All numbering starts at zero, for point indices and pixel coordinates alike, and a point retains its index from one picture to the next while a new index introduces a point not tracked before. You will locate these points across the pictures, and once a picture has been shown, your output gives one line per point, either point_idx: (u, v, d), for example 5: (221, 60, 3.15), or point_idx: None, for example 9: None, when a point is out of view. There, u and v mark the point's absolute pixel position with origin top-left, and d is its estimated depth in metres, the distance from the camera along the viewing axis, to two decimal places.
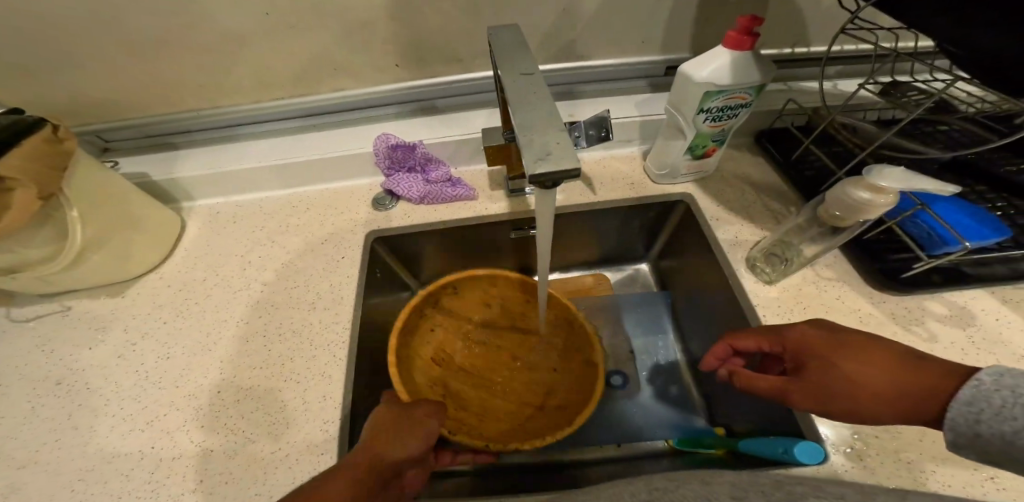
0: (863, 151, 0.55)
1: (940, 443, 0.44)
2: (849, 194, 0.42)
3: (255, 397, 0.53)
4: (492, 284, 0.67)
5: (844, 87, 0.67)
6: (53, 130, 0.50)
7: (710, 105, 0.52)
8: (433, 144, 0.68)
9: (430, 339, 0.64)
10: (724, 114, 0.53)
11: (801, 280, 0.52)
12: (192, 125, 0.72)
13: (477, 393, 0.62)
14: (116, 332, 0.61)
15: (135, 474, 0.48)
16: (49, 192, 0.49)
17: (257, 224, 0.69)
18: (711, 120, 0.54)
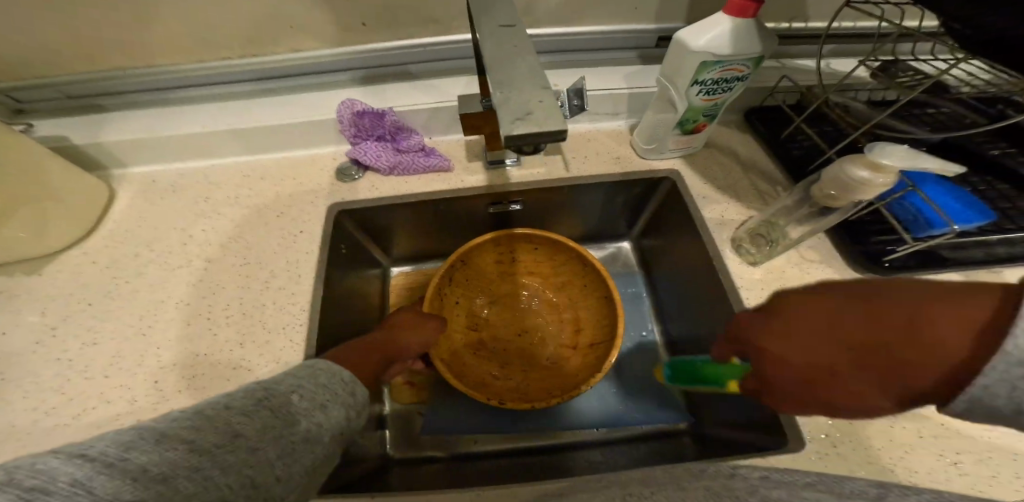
0: (857, 131, 0.54)
1: (909, 429, 0.44)
2: (847, 173, 0.40)
3: (199, 389, 0.47)
4: (495, 244, 0.62)
5: (840, 66, 0.66)
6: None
7: (705, 77, 0.49)
8: (405, 112, 0.63)
9: (456, 310, 0.61)
10: (719, 86, 0.51)
11: (788, 261, 0.51)
12: (122, 84, 0.63)
13: (515, 347, 0.61)
14: (33, 313, 0.53)
15: None
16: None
17: (202, 194, 0.62)
18: (705, 93, 0.51)
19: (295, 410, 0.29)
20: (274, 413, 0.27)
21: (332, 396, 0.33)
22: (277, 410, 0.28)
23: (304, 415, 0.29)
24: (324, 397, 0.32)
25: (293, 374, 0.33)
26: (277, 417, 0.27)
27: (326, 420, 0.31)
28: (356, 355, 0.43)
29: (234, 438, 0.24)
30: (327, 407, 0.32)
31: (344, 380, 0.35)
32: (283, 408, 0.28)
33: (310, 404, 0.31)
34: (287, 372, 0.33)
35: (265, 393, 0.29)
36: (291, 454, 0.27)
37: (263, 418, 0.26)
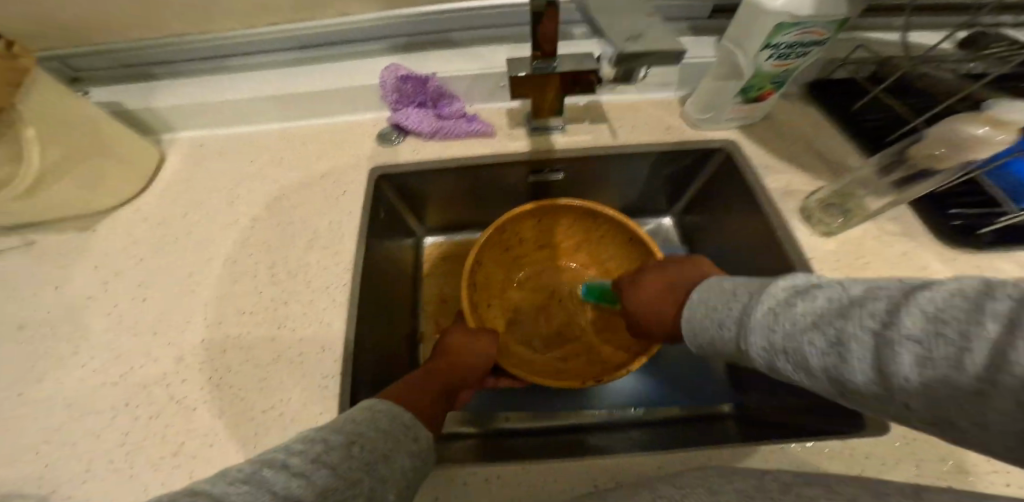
0: (946, 101, 0.49)
1: None
2: (960, 128, 0.38)
3: (244, 348, 0.47)
4: (501, 233, 0.58)
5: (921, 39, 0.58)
6: (7, 46, 0.42)
7: (780, 41, 0.45)
8: (448, 78, 0.60)
9: (492, 312, 0.60)
10: (793, 51, 0.46)
11: (862, 234, 0.47)
12: (171, 50, 0.63)
13: (559, 324, 0.61)
14: (86, 269, 0.54)
15: (105, 437, 0.42)
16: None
17: (247, 157, 0.62)
18: (777, 58, 0.47)
19: (360, 463, 0.26)
20: (343, 462, 0.25)
21: (396, 442, 0.29)
22: (346, 457, 0.25)
23: (372, 466, 0.26)
24: (387, 444, 0.29)
25: (354, 418, 0.30)
26: (345, 471, 0.24)
27: (393, 471, 0.28)
28: (423, 377, 0.42)
29: (298, 501, 0.21)
30: (392, 458, 0.28)
31: (406, 423, 0.31)
32: (348, 461, 0.25)
33: (378, 452, 0.28)
34: (350, 415, 0.31)
35: (328, 441, 0.26)
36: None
37: (332, 469, 0.24)
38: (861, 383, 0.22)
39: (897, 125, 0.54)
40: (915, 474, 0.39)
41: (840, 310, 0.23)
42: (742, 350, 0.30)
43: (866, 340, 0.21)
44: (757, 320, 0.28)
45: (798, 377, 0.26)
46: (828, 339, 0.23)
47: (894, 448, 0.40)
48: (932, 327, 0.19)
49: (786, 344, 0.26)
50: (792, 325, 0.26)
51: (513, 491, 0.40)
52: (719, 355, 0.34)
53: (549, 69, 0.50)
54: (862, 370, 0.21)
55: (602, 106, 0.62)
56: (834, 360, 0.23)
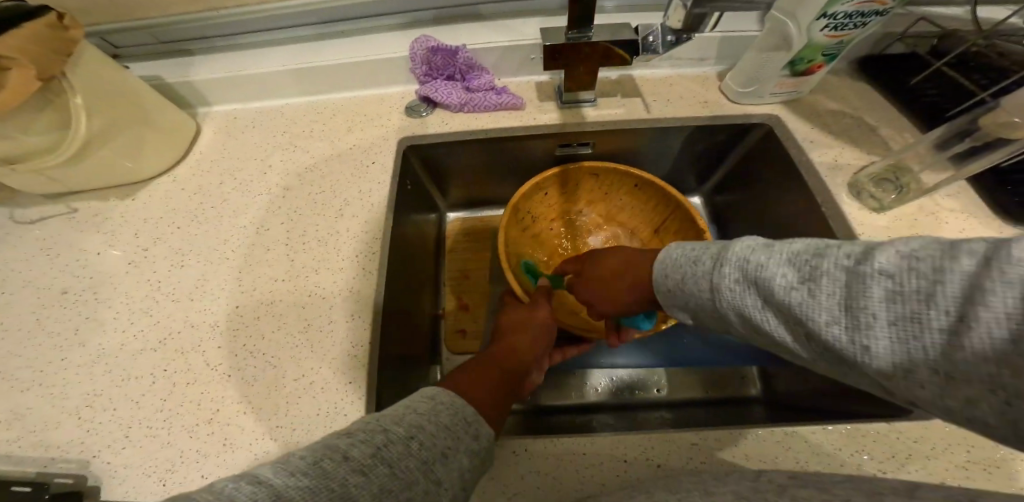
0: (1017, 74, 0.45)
1: None
2: None
3: (276, 316, 0.47)
4: (518, 211, 0.59)
5: (994, 10, 0.52)
6: (58, 17, 0.44)
7: (836, 10, 0.41)
8: (479, 50, 0.59)
9: None
10: (851, 21, 0.43)
11: (915, 211, 0.45)
12: (204, 26, 0.63)
13: None
14: (126, 236, 0.55)
15: (146, 401, 0.44)
16: (50, 74, 0.43)
17: (278, 129, 0.62)
18: (831, 29, 0.43)
19: (417, 464, 0.23)
20: (410, 456, 0.23)
21: (456, 440, 0.26)
22: (416, 452, 0.23)
23: (440, 460, 0.24)
24: (457, 435, 0.26)
25: (428, 400, 0.28)
26: (411, 466, 0.23)
27: (451, 473, 0.25)
28: (484, 360, 0.40)
29: None
30: (450, 457, 0.25)
31: (468, 418, 0.28)
32: (406, 461, 0.23)
33: (448, 443, 0.25)
34: (419, 398, 0.28)
35: (388, 436, 0.24)
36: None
37: (397, 463, 0.23)
38: (826, 320, 0.22)
39: (957, 97, 0.50)
40: (965, 460, 0.37)
41: (807, 250, 0.24)
42: (708, 289, 0.28)
43: (839, 277, 0.22)
44: (730, 254, 0.27)
45: (761, 317, 0.25)
46: (801, 274, 0.23)
47: (944, 434, 0.38)
48: (905, 265, 0.20)
49: (756, 278, 0.25)
50: (765, 261, 0.25)
51: (541, 465, 0.39)
52: (684, 302, 0.31)
53: (584, 38, 0.48)
54: (828, 305, 0.22)
55: (635, 80, 0.59)
56: (803, 296, 0.23)
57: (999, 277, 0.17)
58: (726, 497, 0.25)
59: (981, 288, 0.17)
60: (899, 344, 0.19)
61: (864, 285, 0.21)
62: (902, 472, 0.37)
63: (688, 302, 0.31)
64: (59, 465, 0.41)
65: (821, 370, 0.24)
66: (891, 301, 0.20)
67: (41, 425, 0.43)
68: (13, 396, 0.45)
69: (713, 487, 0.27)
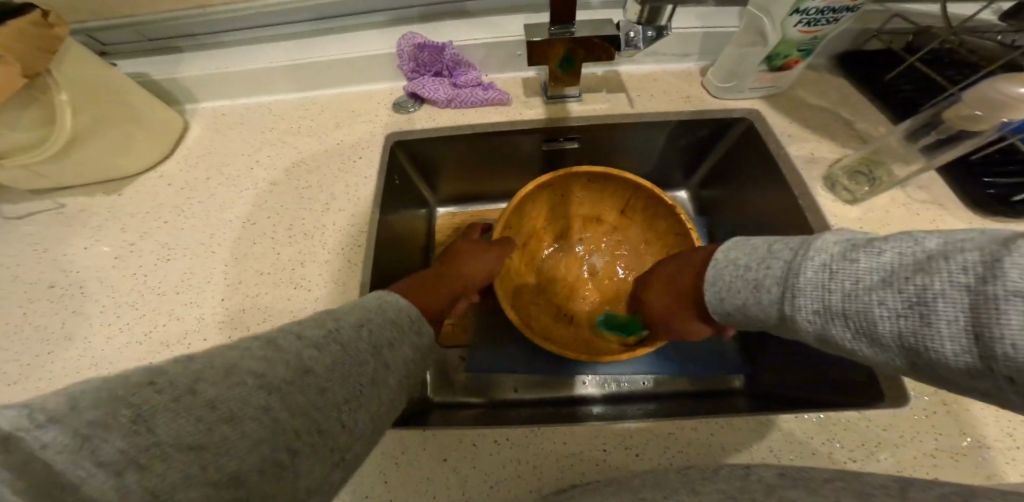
0: (987, 69, 0.47)
1: None
2: (999, 87, 0.35)
3: (262, 309, 0.48)
4: (520, 216, 0.59)
5: (966, 7, 0.54)
6: (43, 15, 0.44)
7: (808, 6, 0.43)
8: (464, 46, 0.60)
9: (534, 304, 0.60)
10: (824, 16, 0.44)
11: (888, 202, 0.46)
12: (191, 23, 0.63)
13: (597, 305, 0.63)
14: (113, 232, 0.55)
15: None
16: (32, 71, 0.43)
17: (266, 125, 0.63)
18: (805, 24, 0.45)
19: (358, 351, 0.26)
20: (339, 349, 0.25)
21: (395, 340, 0.28)
22: (344, 345, 0.25)
23: (371, 354, 0.26)
24: (393, 334, 0.29)
25: (363, 306, 0.29)
26: (342, 355, 0.24)
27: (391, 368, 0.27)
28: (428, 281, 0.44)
29: (296, 378, 0.22)
30: (388, 349, 0.27)
31: (405, 324, 0.30)
32: (349, 350, 0.25)
33: (377, 341, 0.27)
34: (358, 303, 0.30)
35: (331, 330, 0.26)
36: (361, 398, 0.24)
37: (330, 353, 0.24)
38: (951, 349, 0.21)
39: (931, 92, 0.51)
40: (934, 448, 0.38)
41: (909, 268, 0.23)
42: (785, 311, 0.29)
43: (954, 299, 0.21)
44: (807, 281, 0.27)
45: (862, 345, 0.25)
46: (906, 300, 0.23)
47: (913, 422, 0.39)
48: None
49: (848, 307, 0.25)
50: (852, 281, 0.25)
51: (523, 455, 0.40)
52: (751, 325, 0.33)
53: (566, 34, 0.49)
54: (949, 333, 0.21)
55: (619, 76, 0.60)
56: (913, 324, 0.22)
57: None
58: (711, 493, 0.25)
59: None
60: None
61: (982, 307, 0.20)
62: (871, 460, 0.38)
63: (754, 323, 0.32)
64: None
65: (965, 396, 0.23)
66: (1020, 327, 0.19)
67: None
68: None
69: (700, 484, 0.28)
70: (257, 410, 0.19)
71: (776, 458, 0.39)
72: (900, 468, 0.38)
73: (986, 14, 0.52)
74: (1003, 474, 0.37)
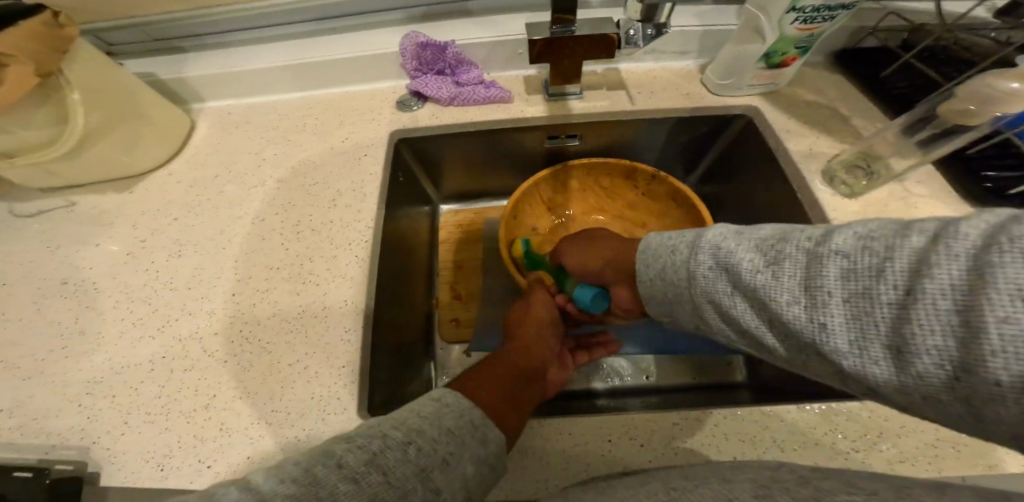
0: (981, 64, 0.47)
1: None
2: (992, 83, 0.36)
3: (271, 304, 0.48)
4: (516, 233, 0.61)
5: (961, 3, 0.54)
6: (53, 16, 0.45)
7: (805, 3, 0.44)
8: (467, 45, 0.61)
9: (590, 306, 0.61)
10: (820, 14, 0.45)
11: (887, 196, 0.46)
12: (198, 24, 0.64)
13: None
14: (124, 229, 0.56)
15: (145, 386, 0.45)
16: (45, 71, 0.44)
17: (273, 124, 0.64)
18: (801, 21, 0.45)
19: (413, 468, 0.26)
20: (387, 473, 0.25)
21: (459, 445, 0.29)
22: (392, 467, 0.25)
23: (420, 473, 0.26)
24: (448, 446, 0.28)
25: (418, 412, 0.30)
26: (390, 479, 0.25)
27: (450, 478, 0.27)
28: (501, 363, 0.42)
29: None
30: (450, 462, 0.27)
31: (474, 422, 0.30)
32: (400, 466, 0.25)
33: (430, 459, 0.27)
34: (416, 405, 0.31)
35: (385, 440, 0.26)
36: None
37: (376, 477, 0.24)
38: (790, 298, 0.24)
39: (928, 88, 0.52)
40: (935, 438, 0.39)
41: (770, 238, 0.27)
42: (684, 275, 0.31)
43: (800, 258, 0.24)
44: (704, 244, 0.30)
45: (730, 302, 0.27)
46: (767, 258, 0.26)
47: (914, 413, 0.40)
48: (860, 244, 0.22)
49: (727, 264, 0.28)
50: (732, 246, 0.28)
51: (527, 444, 0.41)
52: (661, 291, 0.34)
53: (567, 33, 0.50)
54: (790, 286, 0.24)
55: (620, 74, 0.61)
56: (767, 278, 0.25)
57: (944, 251, 0.19)
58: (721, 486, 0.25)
59: (926, 263, 0.20)
60: (855, 318, 0.21)
61: (816, 263, 0.24)
62: (873, 450, 0.39)
63: (659, 288, 0.33)
64: (62, 450, 0.42)
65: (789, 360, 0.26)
66: (846, 277, 0.22)
67: (44, 411, 0.44)
68: (15, 383, 0.46)
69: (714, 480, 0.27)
70: None
71: (778, 448, 0.39)
72: (903, 458, 0.38)
73: (981, 10, 0.53)
74: (1006, 465, 0.37)
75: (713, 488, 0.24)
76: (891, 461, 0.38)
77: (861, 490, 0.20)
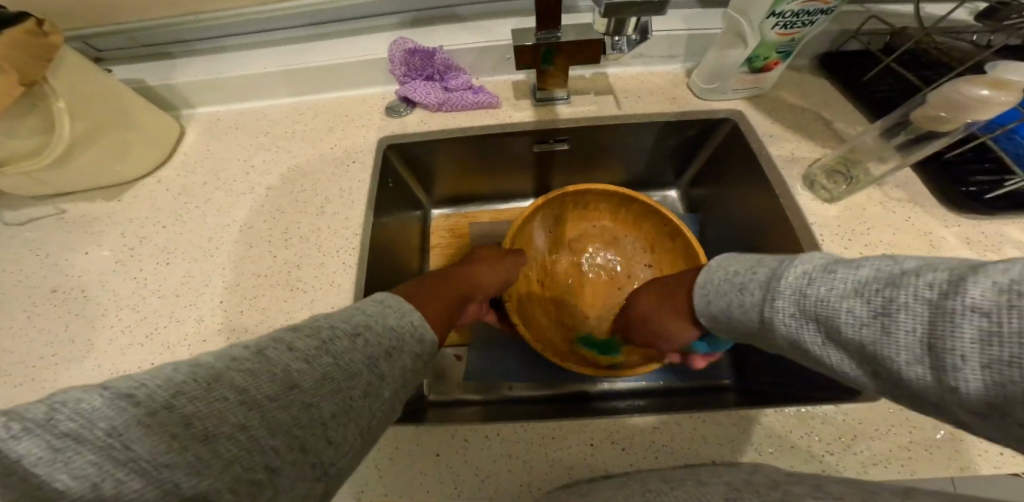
0: (960, 68, 0.48)
1: None
2: (962, 90, 0.36)
3: (259, 312, 0.49)
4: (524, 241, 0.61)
5: (942, 8, 0.55)
6: (38, 24, 0.44)
7: (784, 9, 0.44)
8: (455, 50, 0.61)
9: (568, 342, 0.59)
10: (800, 19, 0.45)
11: (866, 200, 0.47)
12: (187, 29, 0.64)
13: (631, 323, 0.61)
14: (113, 237, 0.57)
15: None
16: (30, 79, 0.44)
17: (261, 130, 0.64)
18: (781, 27, 0.46)
19: (361, 357, 0.25)
20: (333, 363, 0.24)
21: (403, 343, 0.28)
22: (338, 358, 0.24)
23: (366, 367, 0.25)
24: (391, 343, 0.28)
25: (363, 310, 0.29)
26: (336, 368, 0.24)
27: (396, 371, 0.27)
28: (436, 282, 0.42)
29: (291, 388, 0.22)
30: (396, 356, 0.27)
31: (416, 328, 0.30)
32: (352, 354, 0.25)
33: (373, 351, 0.26)
34: (358, 306, 0.29)
35: (333, 331, 0.26)
36: (350, 413, 0.24)
37: (322, 365, 0.23)
38: (906, 356, 0.22)
39: (909, 92, 0.52)
40: (908, 440, 0.40)
41: (878, 282, 0.24)
42: (762, 317, 0.30)
43: (918, 312, 0.22)
44: (785, 287, 0.29)
45: (825, 352, 0.26)
46: (871, 309, 0.23)
47: (890, 415, 0.41)
48: (1003, 301, 0.19)
49: (819, 313, 0.26)
50: (825, 291, 0.26)
51: (511, 449, 0.41)
52: (733, 325, 0.34)
53: (553, 39, 0.50)
54: (906, 343, 0.22)
55: (607, 78, 0.62)
56: (875, 332, 0.23)
57: None
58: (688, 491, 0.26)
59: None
60: (995, 387, 0.19)
61: (939, 316, 0.21)
62: (848, 453, 0.39)
63: (738, 322, 0.33)
64: None
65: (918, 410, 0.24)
66: (979, 337, 0.19)
67: None
68: (6, 390, 0.46)
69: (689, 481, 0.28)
70: (237, 430, 0.20)
71: (755, 451, 0.40)
72: (877, 461, 0.39)
73: (960, 15, 0.53)
74: (976, 466, 0.38)
75: (689, 488, 0.27)
76: (865, 463, 0.39)
77: (828, 495, 0.22)
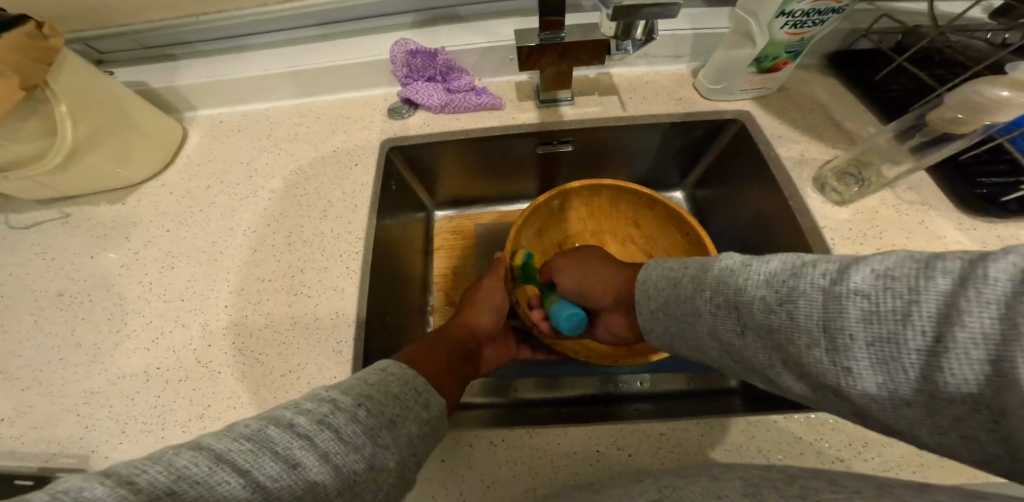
0: (976, 67, 0.47)
1: None
2: (979, 92, 0.35)
3: (264, 317, 0.49)
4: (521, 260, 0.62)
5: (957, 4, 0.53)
6: (37, 26, 0.44)
7: (794, 8, 0.43)
8: (458, 51, 0.60)
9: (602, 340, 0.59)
10: (811, 18, 0.44)
11: (879, 203, 0.46)
12: (188, 32, 0.64)
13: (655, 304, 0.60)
14: (118, 240, 0.57)
15: (142, 397, 0.45)
16: (29, 84, 0.44)
17: (263, 133, 0.64)
18: (791, 26, 0.45)
19: (363, 429, 0.26)
20: (334, 436, 0.24)
21: (407, 408, 0.29)
22: (341, 431, 0.25)
23: (368, 437, 0.26)
24: (395, 410, 0.28)
25: (364, 380, 0.29)
26: (338, 441, 0.24)
27: (399, 439, 0.27)
28: (443, 339, 0.44)
29: (295, 466, 0.22)
30: (398, 423, 0.28)
31: (418, 388, 0.30)
32: (352, 426, 0.25)
33: (375, 422, 0.26)
34: (361, 377, 0.30)
35: (334, 403, 0.26)
36: (353, 488, 0.24)
37: (324, 440, 0.24)
38: (808, 340, 0.24)
39: (922, 91, 0.51)
40: (920, 447, 0.39)
41: (787, 272, 0.26)
42: (691, 310, 0.32)
43: (814, 297, 0.24)
44: (713, 279, 0.30)
45: (742, 339, 0.28)
46: (780, 297, 0.26)
47: None
48: (881, 284, 0.22)
49: (743, 304, 0.28)
50: (744, 282, 0.28)
51: (517, 455, 0.41)
52: (661, 322, 0.35)
53: (556, 40, 0.49)
54: (808, 326, 0.24)
55: (612, 78, 0.61)
56: (785, 319, 0.25)
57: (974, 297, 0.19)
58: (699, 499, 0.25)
59: (956, 308, 0.20)
60: (879, 363, 0.22)
61: (833, 299, 0.24)
62: (859, 459, 0.39)
63: (668, 318, 0.34)
64: (62, 460, 0.42)
65: (808, 395, 0.26)
66: (864, 317, 0.22)
67: (42, 422, 0.44)
68: (16, 393, 0.46)
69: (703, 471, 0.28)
70: None
71: (764, 458, 0.39)
72: (887, 468, 0.38)
73: (975, 11, 0.52)
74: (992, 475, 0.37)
75: (704, 484, 0.26)
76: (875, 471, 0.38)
77: (844, 488, 0.22)
